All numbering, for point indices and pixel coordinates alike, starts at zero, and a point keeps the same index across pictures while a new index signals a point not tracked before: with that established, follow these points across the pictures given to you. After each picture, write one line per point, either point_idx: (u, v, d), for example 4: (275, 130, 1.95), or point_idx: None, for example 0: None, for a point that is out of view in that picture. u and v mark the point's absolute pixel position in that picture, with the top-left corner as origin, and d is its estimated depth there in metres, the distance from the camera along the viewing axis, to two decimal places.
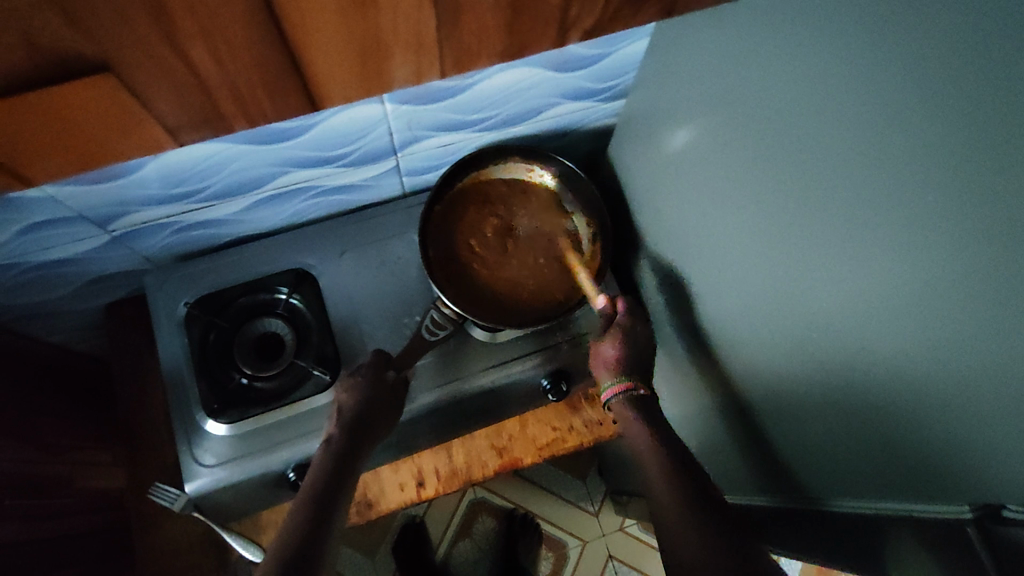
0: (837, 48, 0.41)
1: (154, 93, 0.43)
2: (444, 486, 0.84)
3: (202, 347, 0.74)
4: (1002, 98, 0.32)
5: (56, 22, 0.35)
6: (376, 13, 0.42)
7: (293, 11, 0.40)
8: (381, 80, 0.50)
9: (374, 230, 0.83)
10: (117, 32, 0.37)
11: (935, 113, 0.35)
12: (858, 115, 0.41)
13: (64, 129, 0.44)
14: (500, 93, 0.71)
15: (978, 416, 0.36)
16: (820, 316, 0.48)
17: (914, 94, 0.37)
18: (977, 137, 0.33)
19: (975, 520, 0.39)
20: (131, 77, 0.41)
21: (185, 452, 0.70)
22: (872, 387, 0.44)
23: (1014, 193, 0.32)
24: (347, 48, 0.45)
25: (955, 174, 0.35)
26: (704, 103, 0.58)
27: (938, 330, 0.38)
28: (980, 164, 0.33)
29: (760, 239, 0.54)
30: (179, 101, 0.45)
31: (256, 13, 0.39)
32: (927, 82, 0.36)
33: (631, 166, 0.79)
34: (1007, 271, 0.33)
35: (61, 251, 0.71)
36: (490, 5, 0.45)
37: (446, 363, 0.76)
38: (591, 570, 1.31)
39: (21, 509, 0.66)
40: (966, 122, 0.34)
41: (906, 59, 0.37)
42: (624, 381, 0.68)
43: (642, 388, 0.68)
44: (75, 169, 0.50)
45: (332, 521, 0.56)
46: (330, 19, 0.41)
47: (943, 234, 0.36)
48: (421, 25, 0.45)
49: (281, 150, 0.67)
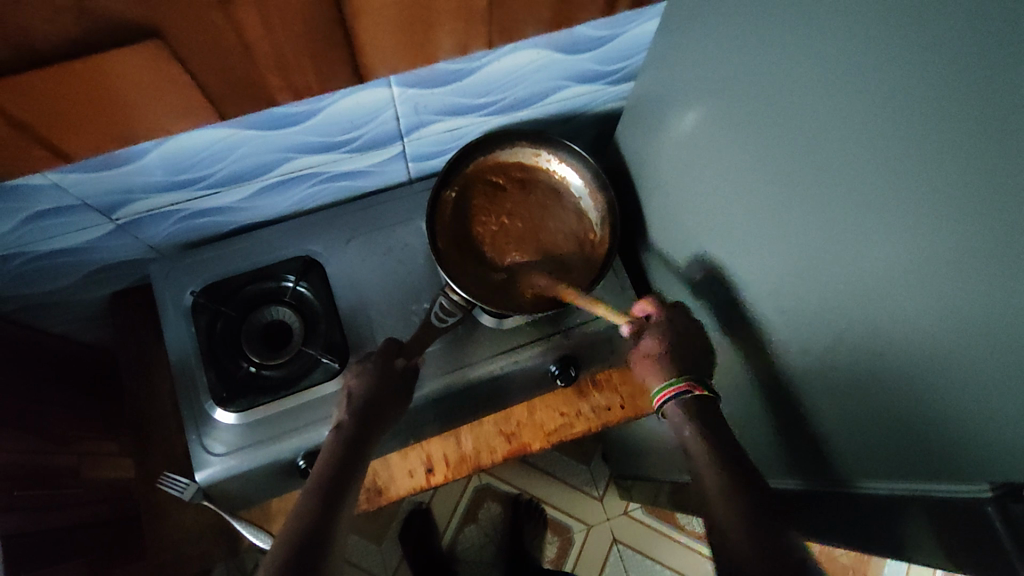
0: (847, 31, 0.41)
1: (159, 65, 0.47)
2: (452, 472, 0.83)
3: (210, 336, 0.74)
4: (1013, 73, 0.32)
5: None
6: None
7: None
8: None
9: (381, 216, 0.82)
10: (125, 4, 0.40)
11: (948, 84, 0.35)
12: (871, 95, 0.40)
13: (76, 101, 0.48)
14: (508, 76, 0.70)
15: (996, 395, 0.36)
16: (835, 297, 0.48)
17: (927, 73, 0.37)
18: (993, 108, 0.33)
19: (995, 500, 0.39)
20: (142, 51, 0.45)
21: (195, 441, 0.71)
22: (888, 365, 0.44)
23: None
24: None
25: (971, 144, 0.35)
26: (714, 85, 0.58)
27: (954, 307, 0.37)
28: (991, 137, 0.33)
29: (774, 221, 0.53)
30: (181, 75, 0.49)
31: None
32: (938, 63, 0.36)
33: (639, 149, 0.79)
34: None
35: (64, 240, 0.70)
36: None
37: (454, 349, 0.76)
38: (596, 553, 1.32)
39: (26, 499, 0.66)
40: (978, 93, 0.34)
41: (918, 37, 0.37)
42: (680, 382, 0.62)
43: (697, 388, 0.61)
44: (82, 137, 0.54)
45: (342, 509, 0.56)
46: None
47: (959, 206, 0.36)
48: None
49: (285, 135, 0.66)
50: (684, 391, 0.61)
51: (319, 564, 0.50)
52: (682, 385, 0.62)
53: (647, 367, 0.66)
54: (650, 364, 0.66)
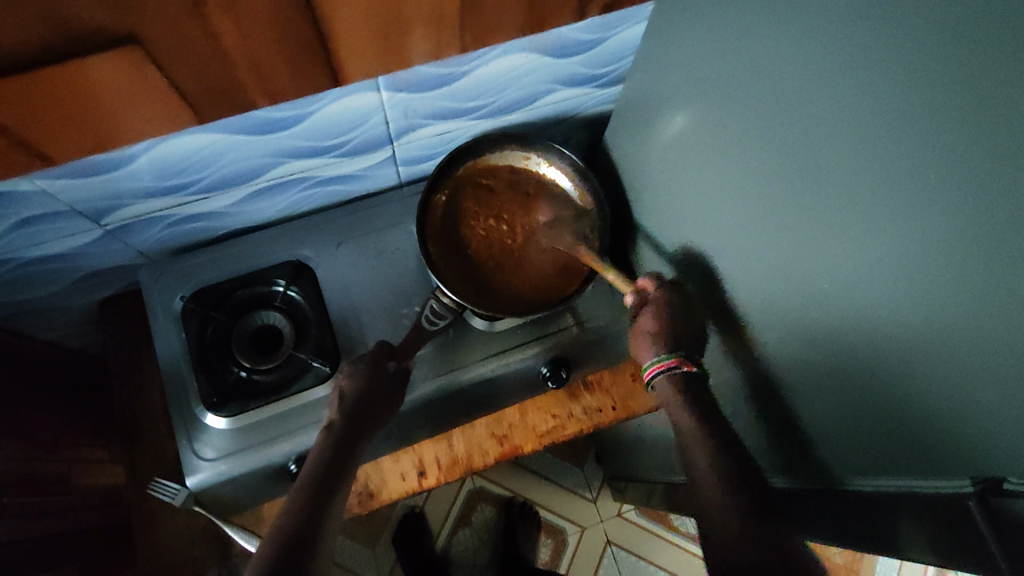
0: (827, 37, 0.42)
1: (131, 86, 0.46)
2: (445, 475, 0.83)
3: (200, 341, 0.74)
4: (985, 78, 0.33)
5: None
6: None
7: None
8: (397, 61, 0.52)
9: (371, 220, 0.82)
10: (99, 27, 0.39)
11: (923, 89, 0.36)
12: (851, 101, 0.41)
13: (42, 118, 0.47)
14: (496, 80, 0.71)
15: (979, 393, 0.36)
16: (821, 297, 0.48)
17: (904, 78, 0.37)
18: (972, 112, 0.34)
19: (976, 494, 0.39)
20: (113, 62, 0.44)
21: (186, 446, 0.71)
22: (872, 365, 0.44)
23: (1006, 165, 0.32)
24: (338, 15, 0.47)
25: (947, 146, 0.35)
26: (700, 89, 0.58)
27: (933, 306, 0.38)
28: (968, 140, 0.34)
29: (761, 222, 0.54)
30: (153, 94, 0.48)
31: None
32: (914, 69, 0.37)
33: (628, 152, 0.79)
34: (1001, 244, 0.33)
35: (53, 246, 0.70)
36: None
37: (445, 352, 0.76)
38: (590, 555, 1.32)
39: (13, 506, 0.65)
40: (956, 97, 0.34)
41: (895, 44, 0.37)
42: (667, 358, 0.63)
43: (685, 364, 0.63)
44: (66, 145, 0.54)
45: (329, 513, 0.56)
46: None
47: (934, 209, 0.37)
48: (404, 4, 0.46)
49: (275, 140, 0.67)
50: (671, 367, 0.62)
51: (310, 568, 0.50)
52: (670, 361, 0.63)
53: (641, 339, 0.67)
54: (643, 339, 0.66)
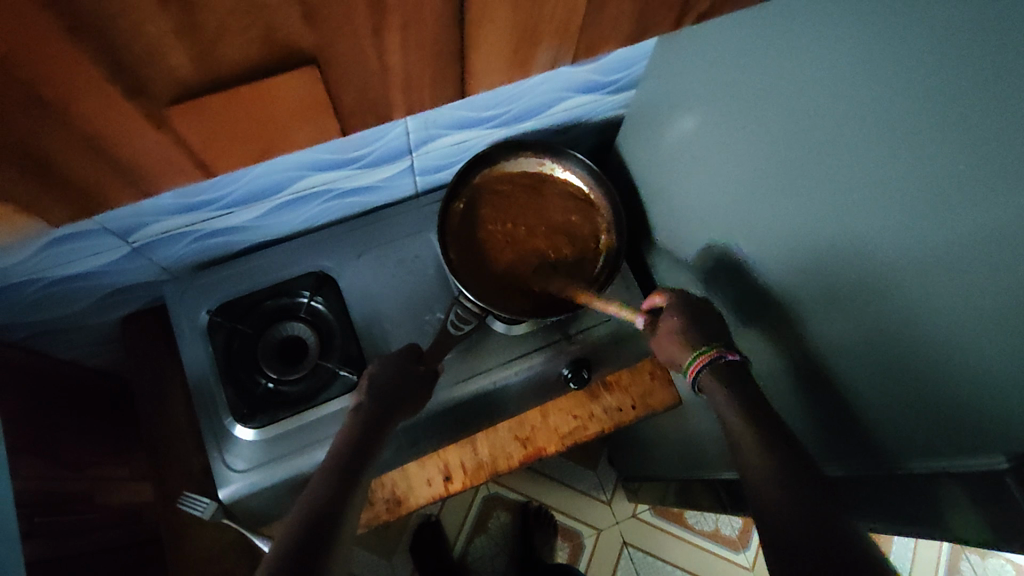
0: (835, 44, 0.44)
1: (240, 123, 0.42)
2: (471, 479, 0.84)
3: (228, 354, 0.75)
4: (996, 78, 0.34)
5: (242, 29, 0.34)
6: (423, 84, 0.45)
7: (404, 67, 0.42)
8: None
9: (391, 229, 0.83)
10: (159, 102, 0.37)
11: (932, 92, 0.38)
12: (859, 102, 0.43)
13: (58, 139, 0.37)
14: (512, 91, 0.72)
15: (1001, 376, 0.37)
16: (840, 288, 0.50)
17: (914, 82, 0.39)
18: (981, 110, 0.35)
19: (1011, 470, 0.38)
20: (195, 105, 0.38)
21: (216, 458, 0.72)
22: (896, 350, 0.45)
23: (1013, 159, 0.34)
24: None
25: (959, 142, 0.37)
26: (711, 92, 0.60)
27: (957, 291, 0.39)
28: (980, 136, 0.35)
29: (777, 220, 0.56)
30: (253, 133, 0.44)
31: (364, 71, 0.41)
32: (925, 73, 0.38)
33: (643, 155, 0.81)
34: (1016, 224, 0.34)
35: (79, 265, 0.71)
36: (539, 50, 0.46)
37: (467, 356, 0.79)
38: (606, 558, 1.33)
39: (46, 525, 0.65)
40: (966, 96, 0.36)
41: (904, 49, 0.39)
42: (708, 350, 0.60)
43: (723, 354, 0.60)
44: (107, 199, 0.45)
45: (342, 511, 0.54)
46: (389, 88, 0.44)
47: (950, 200, 0.38)
48: (451, 87, 0.46)
49: (301, 155, 0.68)
50: (716, 357, 0.60)
51: (335, 557, 0.50)
52: (714, 351, 0.60)
53: (670, 343, 0.64)
54: (670, 338, 0.64)
